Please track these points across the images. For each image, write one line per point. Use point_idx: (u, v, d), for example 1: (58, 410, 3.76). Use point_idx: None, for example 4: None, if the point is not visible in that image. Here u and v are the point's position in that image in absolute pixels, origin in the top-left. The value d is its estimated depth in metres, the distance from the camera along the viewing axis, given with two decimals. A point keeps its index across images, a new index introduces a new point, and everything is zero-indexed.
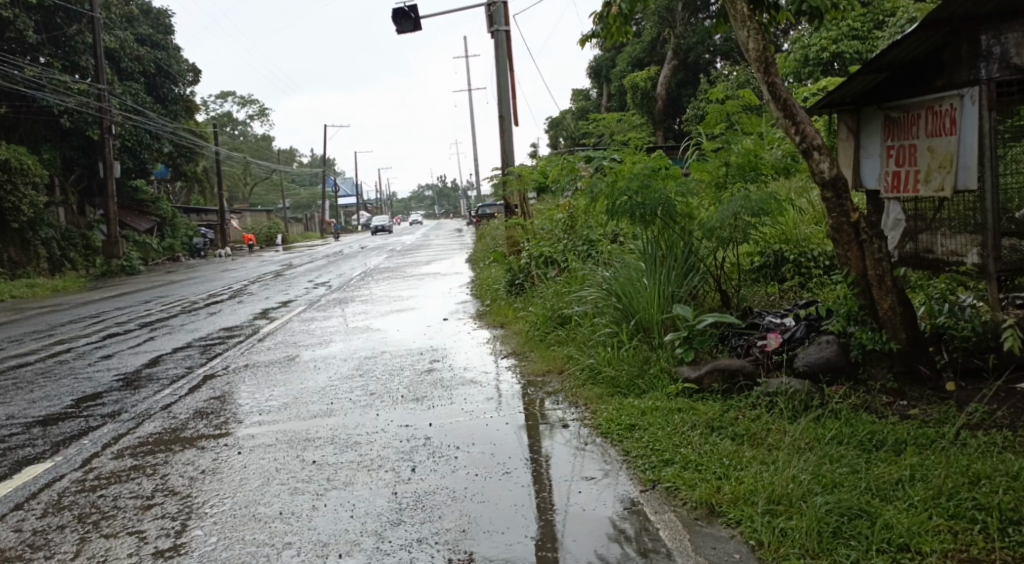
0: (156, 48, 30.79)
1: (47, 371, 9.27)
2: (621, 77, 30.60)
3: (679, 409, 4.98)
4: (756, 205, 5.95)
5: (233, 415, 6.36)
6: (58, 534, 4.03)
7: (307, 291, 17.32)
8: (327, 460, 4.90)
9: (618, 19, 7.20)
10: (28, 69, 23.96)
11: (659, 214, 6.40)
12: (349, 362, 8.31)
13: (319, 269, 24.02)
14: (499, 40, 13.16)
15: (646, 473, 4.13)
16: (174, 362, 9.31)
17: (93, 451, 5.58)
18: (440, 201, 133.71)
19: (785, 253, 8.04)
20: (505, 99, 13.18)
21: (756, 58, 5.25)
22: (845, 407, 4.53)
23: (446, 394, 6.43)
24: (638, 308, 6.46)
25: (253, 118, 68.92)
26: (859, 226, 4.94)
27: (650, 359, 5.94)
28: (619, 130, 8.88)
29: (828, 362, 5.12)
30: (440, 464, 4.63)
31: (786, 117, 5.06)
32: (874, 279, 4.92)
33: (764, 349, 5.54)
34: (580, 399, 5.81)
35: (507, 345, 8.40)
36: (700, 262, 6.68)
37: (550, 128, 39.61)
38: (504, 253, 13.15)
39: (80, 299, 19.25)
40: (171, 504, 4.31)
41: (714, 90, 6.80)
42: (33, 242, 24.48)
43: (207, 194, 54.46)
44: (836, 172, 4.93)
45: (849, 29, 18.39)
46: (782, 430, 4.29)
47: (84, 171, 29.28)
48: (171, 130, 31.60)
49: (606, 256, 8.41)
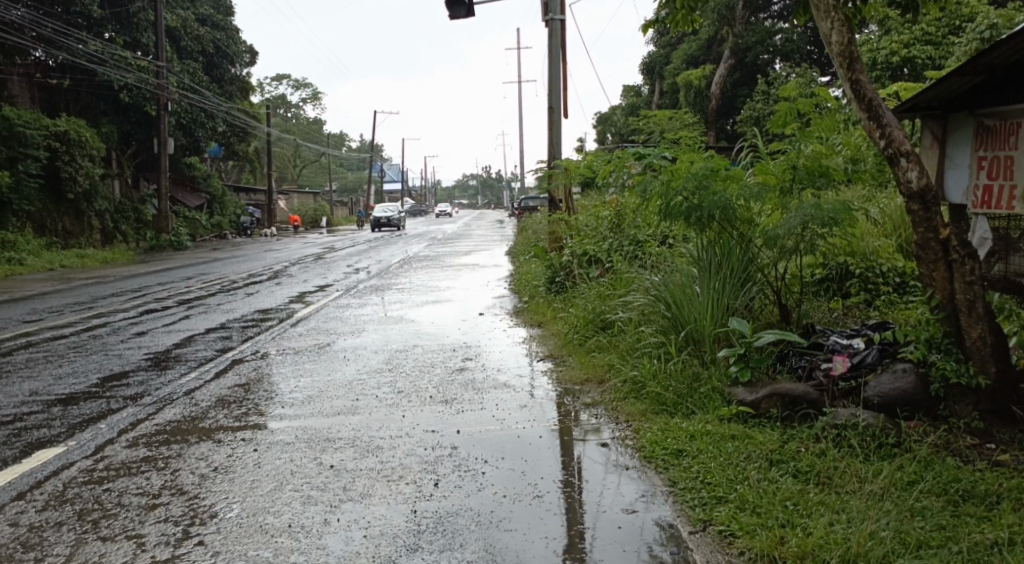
0: (216, 28, 30.93)
1: (79, 345, 9.09)
2: (675, 74, 29.91)
3: (733, 436, 4.51)
4: (827, 216, 5.40)
5: (256, 406, 6.05)
6: (55, 532, 3.71)
7: (346, 276, 17.10)
8: (345, 466, 4.53)
9: (685, 3, 6.53)
10: (91, 44, 24.15)
11: (717, 218, 5.91)
12: (378, 355, 7.97)
13: (358, 254, 23.88)
14: (553, 29, 12.67)
15: (696, 510, 3.69)
16: (204, 344, 9.06)
17: (107, 437, 5.30)
18: (484, 191, 133.36)
19: (850, 266, 7.67)
20: (557, 89, 12.70)
21: (840, 52, 4.78)
22: (928, 450, 4.06)
23: (477, 398, 6.03)
24: (691, 320, 6.01)
25: (306, 101, 69.55)
26: (948, 244, 4.51)
27: (700, 377, 5.52)
28: (669, 128, 8.30)
29: (905, 395, 4.68)
30: (466, 481, 4.23)
31: (870, 118, 4.64)
32: (963, 304, 4.47)
33: (829, 374, 5.06)
34: (622, 416, 5.36)
35: (544, 346, 8.00)
36: (758, 271, 6.16)
37: (598, 123, 38.93)
38: (545, 247, 12.70)
39: (123, 271, 19.32)
40: (176, 506, 3.99)
41: (786, 85, 6.13)
42: (87, 213, 24.64)
43: (257, 173, 55.05)
44: (925, 183, 4.51)
45: (922, 33, 17.64)
46: (856, 473, 3.85)
47: (139, 146, 29.53)
48: (224, 109, 31.78)
49: (654, 260, 7.98)
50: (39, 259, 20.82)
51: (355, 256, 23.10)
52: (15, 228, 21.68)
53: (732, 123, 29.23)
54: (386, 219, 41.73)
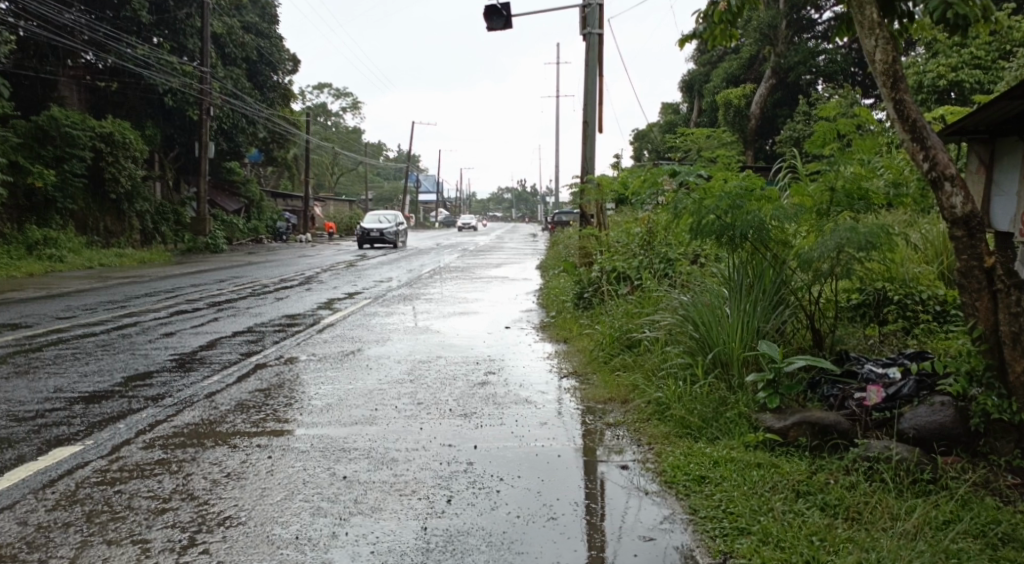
0: (260, 36, 31.39)
1: (108, 343, 9.16)
2: (714, 93, 29.65)
3: (758, 464, 4.34)
4: (865, 239, 5.21)
5: (275, 412, 6.00)
6: (61, 534, 3.67)
7: (377, 284, 17.09)
8: (358, 478, 4.44)
9: (723, 18, 6.28)
10: (139, 48, 24.60)
11: (750, 238, 5.75)
12: (402, 365, 7.89)
13: (390, 262, 23.96)
14: (591, 43, 12.59)
15: (717, 541, 3.53)
16: (230, 347, 9.07)
17: (125, 437, 5.29)
18: (518, 205, 132.88)
19: (888, 293, 7.46)
20: (592, 104, 12.61)
21: (883, 71, 4.61)
22: (966, 489, 3.87)
23: (497, 413, 5.92)
24: (718, 341, 5.85)
25: (346, 110, 70.54)
26: (993, 274, 4.33)
27: (727, 401, 5.33)
28: (707, 147, 8.12)
29: (941, 428, 4.49)
30: (480, 498, 4.12)
31: (914, 139, 4.47)
32: (1008, 336, 4.30)
33: (862, 404, 4.90)
34: (644, 438, 5.20)
35: (570, 363, 7.87)
36: (791, 294, 5.98)
37: (635, 140, 38.84)
38: (575, 262, 12.55)
39: (158, 272, 19.58)
40: (185, 511, 3.94)
41: (825, 106, 5.97)
42: (128, 213, 25.05)
43: (296, 180, 55.79)
44: (970, 209, 4.34)
45: (970, 56, 17.22)
46: (888, 510, 3.68)
47: (181, 148, 29.98)
48: (265, 116, 32.21)
49: (684, 280, 7.81)
50: (78, 256, 21.20)
51: (387, 264, 23.17)
52: (58, 226, 22.10)
53: (771, 143, 28.97)
54: (377, 230, 32.42)
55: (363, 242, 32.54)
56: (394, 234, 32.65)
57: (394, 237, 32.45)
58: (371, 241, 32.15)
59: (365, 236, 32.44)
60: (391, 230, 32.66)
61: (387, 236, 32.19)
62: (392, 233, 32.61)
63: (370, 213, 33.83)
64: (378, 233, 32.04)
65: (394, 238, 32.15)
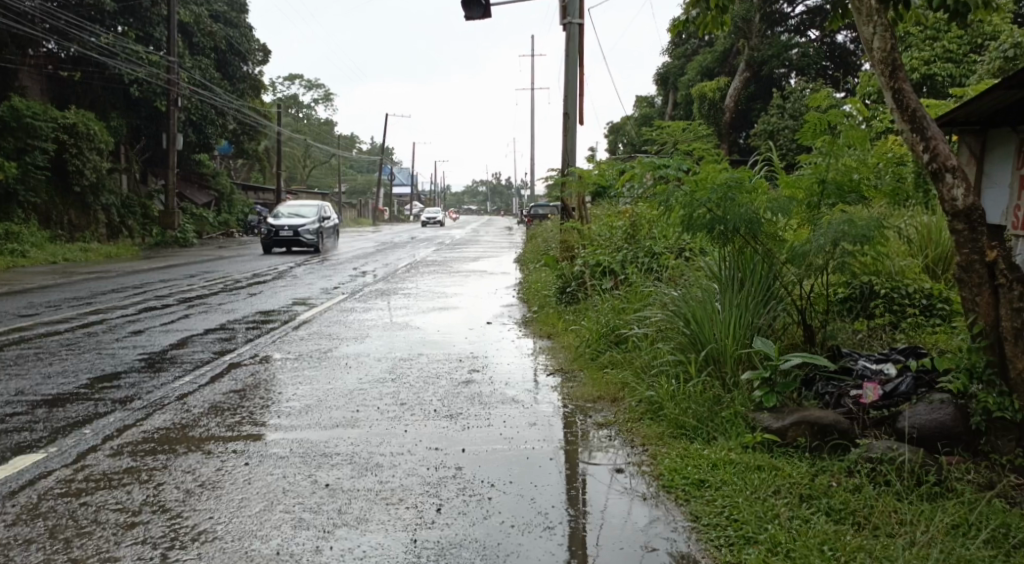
0: (229, 25, 30.73)
1: (73, 342, 8.81)
2: (689, 86, 29.63)
3: (759, 467, 4.20)
4: (861, 232, 5.07)
5: (251, 415, 5.75)
6: (21, 551, 3.42)
7: (351, 279, 16.72)
8: (342, 485, 4.24)
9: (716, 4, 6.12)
10: (104, 37, 23.99)
11: (741, 232, 5.59)
12: (382, 363, 7.65)
13: (366, 256, 23.63)
14: (571, 33, 12.40)
15: (722, 552, 3.37)
16: (201, 346, 8.76)
17: (91, 443, 5.02)
18: (493, 198, 132.13)
19: (874, 286, 7.36)
20: (572, 95, 12.42)
21: (881, 59, 4.47)
22: (974, 493, 3.76)
23: (484, 414, 5.72)
24: (711, 338, 5.70)
25: (318, 101, 69.60)
26: (994, 267, 4.21)
27: (721, 400, 5.19)
28: (684, 139, 7.92)
29: (941, 426, 4.37)
30: (472, 506, 3.93)
31: (913, 130, 4.34)
32: (1010, 333, 4.17)
33: (859, 402, 4.79)
34: (636, 438, 5.05)
35: (554, 360, 7.69)
36: (782, 289, 5.85)
37: (609, 133, 38.77)
38: (556, 256, 12.36)
39: (126, 267, 19.08)
40: (157, 526, 3.70)
41: (815, 96, 5.82)
42: (93, 207, 24.40)
43: (267, 172, 54.97)
44: (971, 202, 4.21)
45: (943, 50, 17.27)
46: (898, 517, 3.54)
47: (149, 140, 29.32)
48: (236, 107, 31.58)
49: (671, 275, 7.66)
50: (41, 252, 20.59)
51: (362, 258, 22.83)
52: (20, 220, 21.45)
53: (745, 136, 29.00)
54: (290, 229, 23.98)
55: (272, 245, 24.26)
56: (314, 234, 24.47)
57: (313, 239, 24.30)
58: (283, 243, 23.94)
59: (273, 236, 24.09)
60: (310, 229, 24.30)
61: (302, 237, 24.07)
62: (311, 232, 24.36)
63: (286, 204, 25.52)
64: (291, 234, 23.82)
65: (313, 241, 23.98)
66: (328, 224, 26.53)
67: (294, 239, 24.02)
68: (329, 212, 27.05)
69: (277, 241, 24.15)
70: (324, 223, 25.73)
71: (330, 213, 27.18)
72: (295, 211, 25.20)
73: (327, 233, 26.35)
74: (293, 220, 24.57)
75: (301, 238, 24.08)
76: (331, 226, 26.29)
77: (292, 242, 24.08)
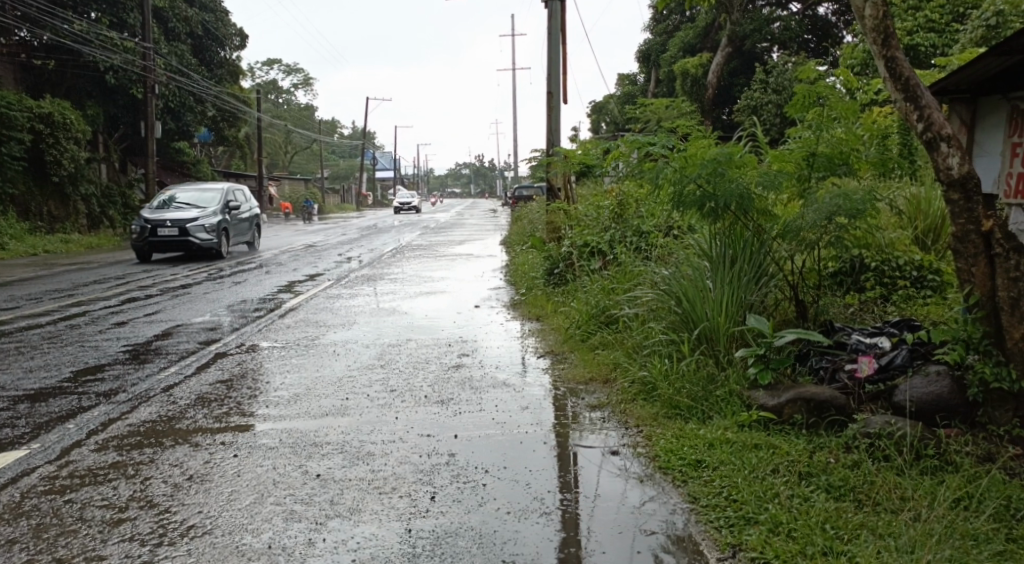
0: (205, 10, 30.20)
1: (54, 336, 8.63)
2: (671, 62, 29.41)
3: (756, 445, 4.16)
4: (855, 205, 5.01)
5: (238, 405, 5.64)
6: (4, 553, 3.32)
7: (337, 265, 16.56)
8: (333, 475, 4.15)
9: None
10: (76, 24, 23.52)
11: (732, 209, 5.52)
12: (370, 350, 7.55)
13: (351, 242, 23.45)
14: (552, 11, 12.24)
15: (723, 533, 3.31)
16: (186, 336, 8.61)
17: (75, 439, 4.90)
18: (477, 180, 131.61)
19: (865, 259, 7.32)
20: (555, 74, 12.27)
21: (873, 27, 4.39)
22: (972, 466, 3.73)
23: (475, 399, 5.64)
24: (703, 316, 5.63)
25: (297, 85, 68.74)
26: (991, 237, 4.18)
27: (716, 379, 5.14)
28: (668, 117, 7.80)
29: (939, 398, 4.32)
30: (467, 494, 3.86)
31: (907, 98, 4.27)
32: (1007, 302, 4.13)
33: (854, 376, 4.74)
34: (631, 420, 4.99)
35: (543, 342, 7.62)
36: (773, 265, 5.80)
37: (592, 113, 38.59)
38: (542, 238, 12.25)
39: (108, 258, 18.79)
40: (144, 522, 3.60)
41: (802, 68, 5.74)
42: (72, 197, 23.99)
43: (248, 158, 54.32)
44: (967, 169, 4.15)
45: (925, 20, 17.26)
46: (897, 491, 3.51)
47: (127, 129, 28.84)
48: (214, 94, 31.11)
49: (660, 254, 7.57)
50: (20, 243, 20.23)
51: (347, 244, 22.63)
52: None
53: (728, 112, 28.90)
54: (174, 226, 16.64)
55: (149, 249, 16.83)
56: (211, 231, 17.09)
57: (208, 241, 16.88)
58: (164, 247, 16.62)
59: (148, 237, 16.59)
60: (204, 225, 16.96)
61: (192, 237, 16.69)
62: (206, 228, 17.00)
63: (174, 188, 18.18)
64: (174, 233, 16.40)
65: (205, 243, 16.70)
66: (239, 216, 19.12)
67: (180, 240, 16.67)
68: (240, 196, 19.63)
69: (154, 243, 16.64)
70: (232, 213, 18.42)
71: (244, 199, 19.82)
72: (185, 198, 17.62)
73: (238, 227, 18.99)
74: (179, 212, 17.06)
75: (190, 239, 16.68)
76: (243, 217, 19.11)
77: (176, 244, 16.69)
